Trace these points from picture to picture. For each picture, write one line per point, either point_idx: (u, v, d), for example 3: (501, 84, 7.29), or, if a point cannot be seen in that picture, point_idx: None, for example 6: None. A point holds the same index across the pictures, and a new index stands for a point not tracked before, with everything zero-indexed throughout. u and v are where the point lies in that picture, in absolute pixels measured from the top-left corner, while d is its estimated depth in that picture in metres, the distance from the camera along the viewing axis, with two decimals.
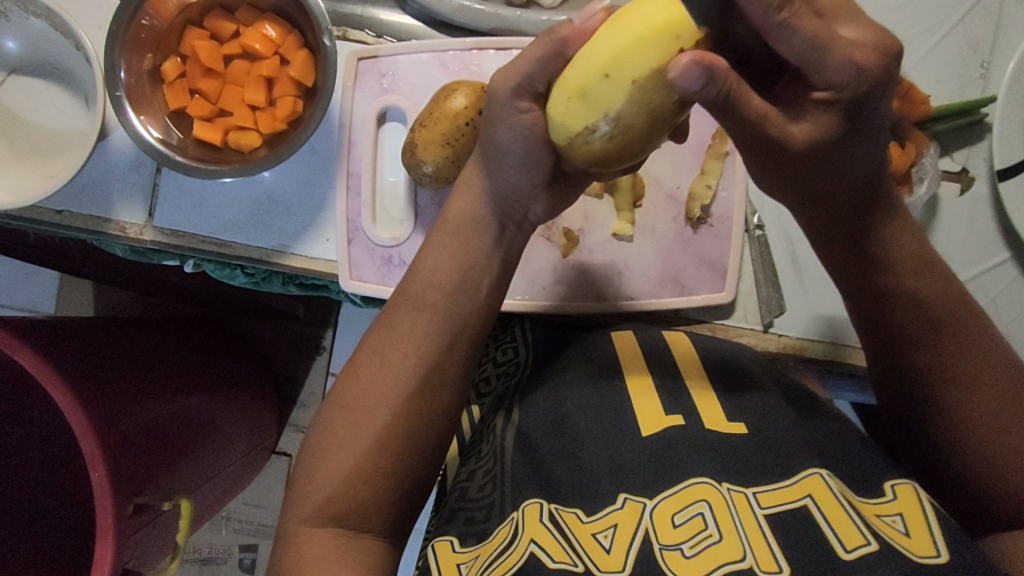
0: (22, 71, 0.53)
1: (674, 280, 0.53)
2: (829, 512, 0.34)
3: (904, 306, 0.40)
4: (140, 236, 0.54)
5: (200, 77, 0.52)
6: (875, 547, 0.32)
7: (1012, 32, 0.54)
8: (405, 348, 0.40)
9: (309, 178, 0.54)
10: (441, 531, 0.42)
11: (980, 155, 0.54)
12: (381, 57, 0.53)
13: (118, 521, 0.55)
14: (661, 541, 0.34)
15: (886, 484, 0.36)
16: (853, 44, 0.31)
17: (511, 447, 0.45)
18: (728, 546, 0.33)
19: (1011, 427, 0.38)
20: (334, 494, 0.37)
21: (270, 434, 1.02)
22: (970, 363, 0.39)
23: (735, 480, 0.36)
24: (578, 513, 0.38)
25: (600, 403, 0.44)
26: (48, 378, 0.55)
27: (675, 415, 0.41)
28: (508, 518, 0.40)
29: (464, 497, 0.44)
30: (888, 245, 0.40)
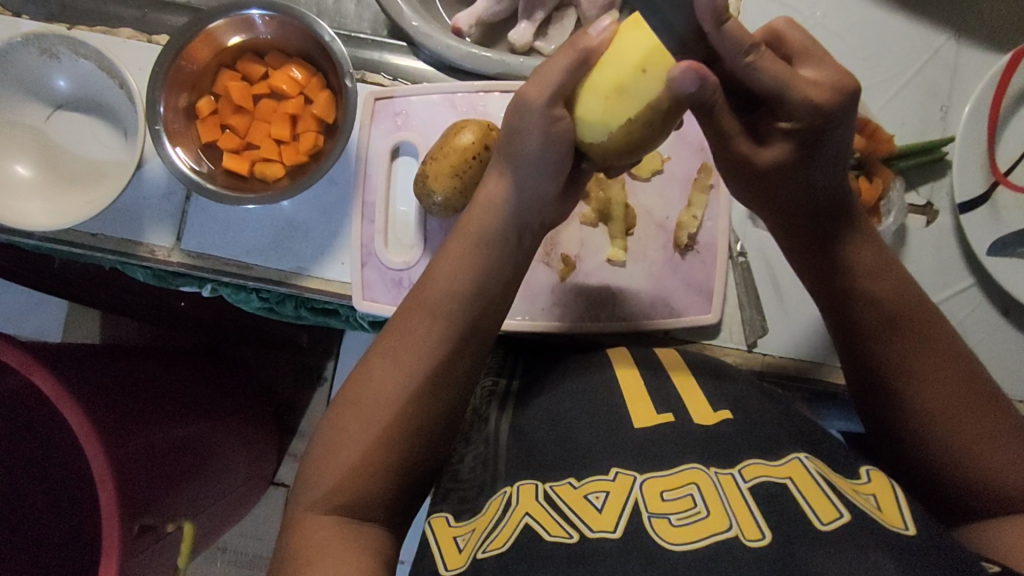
0: (69, 107, 0.58)
1: (664, 302, 0.58)
2: (806, 490, 0.39)
3: (862, 305, 0.45)
4: (168, 259, 0.58)
5: (230, 114, 0.57)
6: (848, 517, 0.37)
7: (968, 80, 0.60)
8: (418, 355, 0.44)
9: (326, 207, 0.58)
10: (438, 508, 0.48)
11: (943, 190, 0.59)
12: (395, 98, 0.58)
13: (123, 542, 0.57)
14: (650, 509, 0.39)
15: (862, 469, 0.42)
16: (803, 83, 0.38)
17: (503, 440, 0.50)
18: (715, 519, 0.38)
19: (965, 417, 0.42)
20: (339, 484, 0.41)
21: (271, 462, 1.04)
22: (926, 359, 0.43)
23: (720, 465, 0.42)
24: (570, 482, 0.43)
25: (586, 392, 0.50)
26: (64, 400, 0.58)
27: (666, 414, 0.47)
28: (500, 491, 0.45)
29: (458, 479, 0.50)
30: (847, 250, 0.46)
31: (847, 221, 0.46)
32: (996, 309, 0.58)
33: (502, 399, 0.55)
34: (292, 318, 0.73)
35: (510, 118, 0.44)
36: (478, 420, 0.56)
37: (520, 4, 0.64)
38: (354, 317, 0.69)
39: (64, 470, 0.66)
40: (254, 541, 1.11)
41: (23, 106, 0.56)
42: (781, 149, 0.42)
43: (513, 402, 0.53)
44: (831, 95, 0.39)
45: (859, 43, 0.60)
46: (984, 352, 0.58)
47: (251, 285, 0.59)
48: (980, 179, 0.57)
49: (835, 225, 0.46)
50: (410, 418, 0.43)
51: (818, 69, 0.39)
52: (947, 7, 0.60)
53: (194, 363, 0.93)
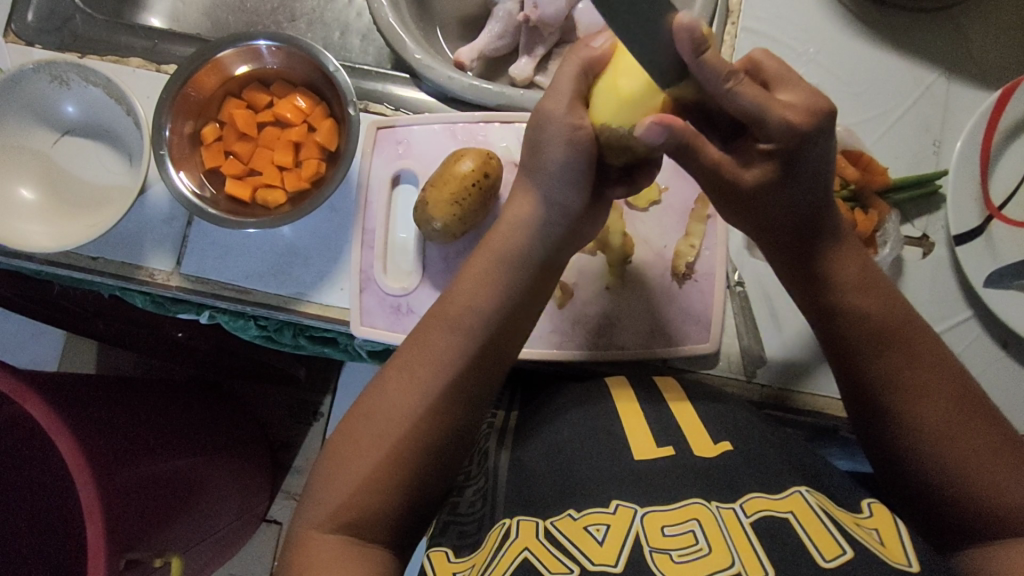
0: (75, 133, 0.59)
1: (663, 332, 0.58)
2: (809, 525, 0.39)
3: (849, 322, 0.46)
4: (167, 282, 0.58)
5: (235, 141, 0.58)
6: (851, 554, 0.38)
7: (959, 115, 0.61)
8: (423, 390, 0.45)
9: (325, 233, 0.59)
10: (436, 541, 0.48)
11: (939, 222, 0.60)
12: (397, 127, 0.59)
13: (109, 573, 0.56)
14: (652, 544, 0.40)
15: (863, 501, 0.43)
16: (783, 107, 0.39)
17: (504, 476, 0.50)
18: (717, 557, 0.38)
19: (957, 437, 0.42)
20: (349, 502, 0.42)
21: (263, 497, 1.02)
22: (915, 375, 0.44)
23: (722, 498, 0.42)
24: (570, 514, 0.43)
25: (587, 424, 0.50)
26: (56, 427, 0.58)
27: (667, 447, 0.47)
28: (498, 523, 0.45)
29: (456, 512, 0.49)
30: (833, 266, 0.47)
31: (830, 238, 0.47)
32: (995, 342, 0.58)
33: (505, 435, 0.54)
34: (290, 346, 0.73)
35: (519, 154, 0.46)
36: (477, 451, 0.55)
37: (520, 40, 0.66)
38: (352, 346, 0.69)
39: (52, 501, 0.65)
40: None
41: (30, 131, 0.57)
42: (763, 170, 0.43)
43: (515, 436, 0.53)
44: (808, 117, 0.40)
45: (850, 79, 0.61)
46: (986, 383, 0.58)
47: (250, 310, 0.59)
48: (975, 212, 0.57)
49: (820, 241, 0.46)
50: (408, 433, 0.43)
51: (794, 98, 0.40)
52: (935, 46, 0.62)
53: (188, 393, 0.92)
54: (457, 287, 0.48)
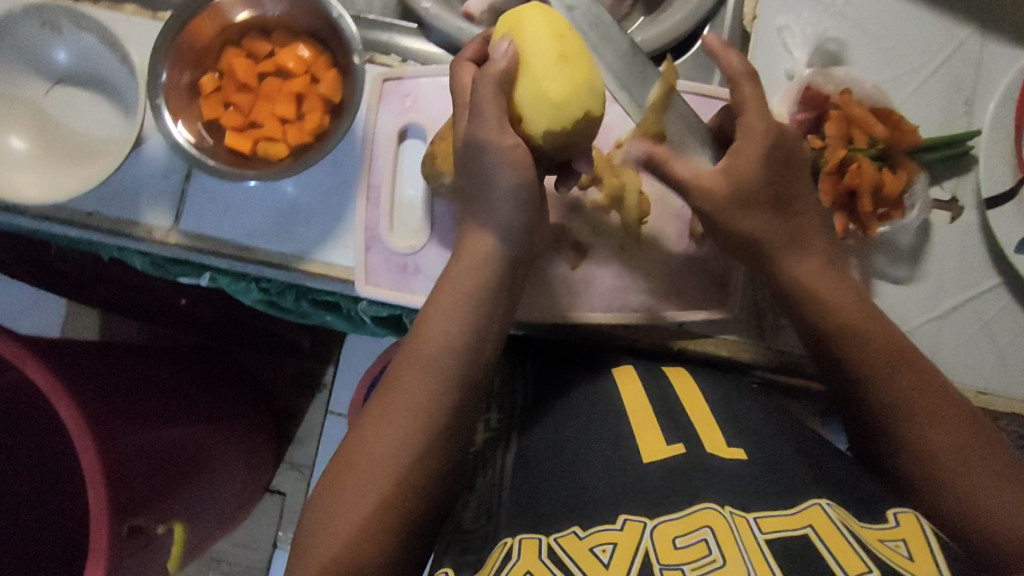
0: (68, 82, 0.56)
1: (678, 297, 0.56)
2: (829, 542, 0.38)
3: (858, 350, 0.46)
4: (165, 239, 0.56)
5: (234, 92, 0.56)
6: (876, 574, 0.36)
7: (993, 73, 0.58)
8: (412, 413, 0.44)
9: (330, 189, 0.56)
10: (438, 562, 0.46)
11: (969, 185, 0.57)
12: (404, 79, 0.57)
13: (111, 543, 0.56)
14: (662, 561, 0.39)
15: (889, 512, 0.41)
16: None
17: (508, 480, 0.49)
18: (732, 568, 0.37)
19: (972, 464, 0.42)
20: (338, 551, 0.40)
21: (267, 469, 1.01)
22: (920, 401, 0.44)
23: (737, 506, 0.41)
24: (575, 531, 0.42)
25: (600, 421, 0.50)
26: (56, 391, 0.56)
27: (677, 444, 0.46)
28: (500, 542, 0.44)
29: (460, 528, 0.48)
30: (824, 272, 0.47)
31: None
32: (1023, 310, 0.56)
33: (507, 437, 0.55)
34: (293, 310, 0.71)
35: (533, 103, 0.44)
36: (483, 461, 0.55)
37: None
38: (356, 310, 0.67)
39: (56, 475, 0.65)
40: (249, 551, 1.08)
41: (22, 80, 0.55)
42: None
43: (518, 434, 0.54)
44: None
45: (881, 33, 0.58)
46: (1013, 353, 0.56)
47: (252, 268, 0.57)
48: (1007, 175, 0.55)
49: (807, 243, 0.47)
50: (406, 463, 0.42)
51: None
52: None
53: (189, 362, 0.91)
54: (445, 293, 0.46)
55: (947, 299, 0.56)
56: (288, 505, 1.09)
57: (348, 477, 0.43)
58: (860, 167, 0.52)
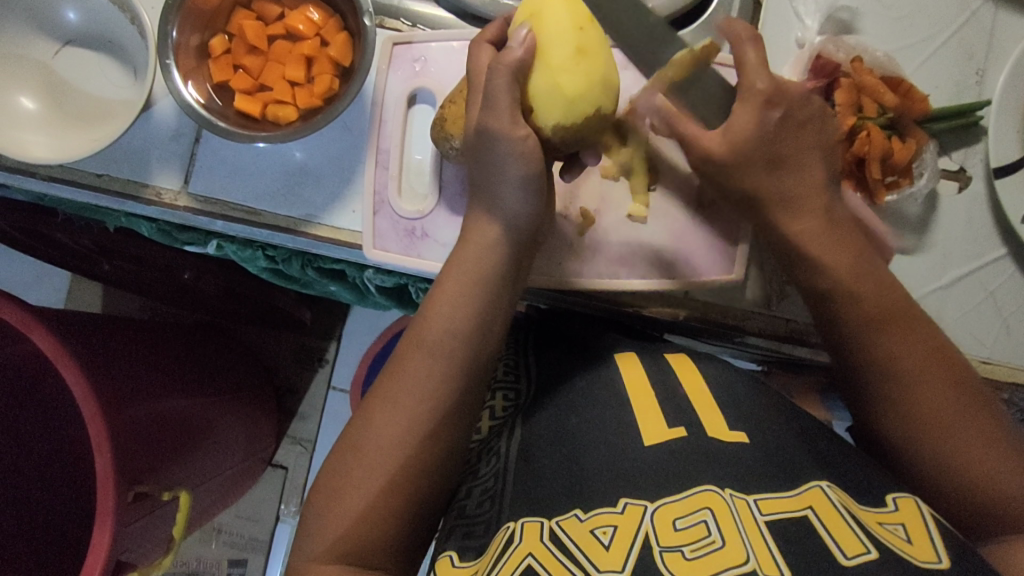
0: (76, 43, 0.56)
1: (684, 266, 0.56)
2: (829, 523, 0.39)
3: (845, 305, 0.46)
4: (174, 202, 0.56)
5: (244, 54, 0.55)
6: (874, 555, 0.37)
7: (1005, 43, 0.58)
8: (421, 394, 0.44)
9: (338, 153, 0.56)
10: (443, 547, 0.47)
11: (977, 155, 0.57)
12: (414, 43, 0.56)
13: (118, 506, 0.56)
14: (662, 543, 0.40)
15: (888, 496, 0.42)
16: None
17: (514, 466, 0.50)
18: (732, 550, 0.38)
19: (953, 421, 0.43)
20: (346, 534, 0.41)
21: (269, 443, 1.02)
22: (909, 358, 0.44)
23: (737, 489, 0.42)
24: (576, 514, 0.43)
25: (604, 415, 0.50)
26: (61, 357, 0.57)
27: (679, 428, 0.47)
28: (503, 527, 0.45)
29: (464, 514, 0.48)
30: (841, 250, 0.47)
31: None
32: None
33: (511, 424, 0.55)
34: (300, 279, 0.72)
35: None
36: (487, 448, 0.55)
37: None
38: (362, 280, 0.68)
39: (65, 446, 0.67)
40: (252, 524, 1.09)
41: (30, 40, 0.55)
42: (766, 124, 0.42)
43: (521, 420, 0.54)
44: None
45: (894, 2, 0.58)
46: (1016, 324, 0.56)
47: (260, 232, 0.57)
48: (1016, 144, 0.55)
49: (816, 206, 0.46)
50: (413, 443, 0.43)
51: None
52: None
53: (192, 335, 0.91)
54: (452, 273, 0.47)
55: (953, 270, 0.56)
56: (291, 478, 1.09)
57: (358, 438, 0.44)
58: (869, 136, 0.52)
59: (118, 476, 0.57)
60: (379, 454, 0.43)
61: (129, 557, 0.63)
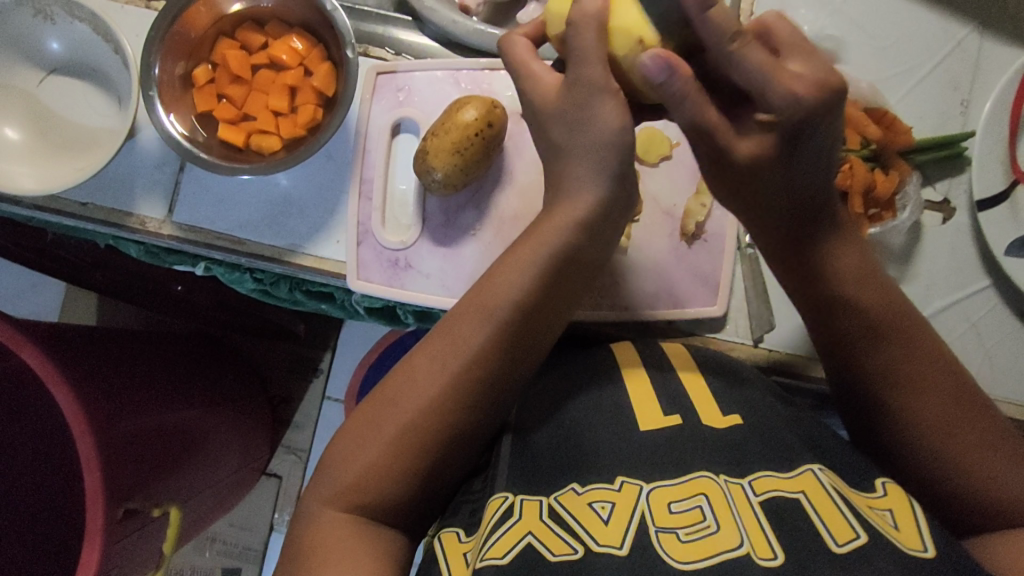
0: (61, 72, 0.56)
1: (668, 293, 0.56)
2: (821, 507, 0.39)
3: (849, 316, 0.45)
4: (159, 231, 0.57)
5: (228, 83, 0.55)
6: (864, 539, 0.37)
7: (990, 74, 0.58)
8: None
9: (324, 182, 0.56)
10: (447, 523, 0.45)
11: (961, 186, 0.57)
12: (398, 73, 0.57)
13: (106, 524, 0.56)
14: (658, 524, 0.39)
15: (876, 480, 0.42)
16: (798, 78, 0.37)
17: (508, 450, 0.47)
18: (725, 535, 0.38)
19: (954, 429, 0.42)
20: (346, 490, 0.40)
21: (261, 453, 1.02)
22: (911, 368, 0.43)
23: (732, 473, 0.42)
24: (572, 488, 0.42)
25: (601, 397, 0.48)
26: (51, 375, 0.57)
27: (674, 415, 0.46)
28: (499, 494, 0.43)
29: (468, 492, 0.47)
30: (832, 261, 0.45)
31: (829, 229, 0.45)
32: (1012, 312, 0.57)
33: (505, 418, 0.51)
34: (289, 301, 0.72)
35: (527, 97, 0.43)
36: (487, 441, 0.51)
37: None
38: (350, 302, 0.68)
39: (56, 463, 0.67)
40: (246, 533, 1.09)
41: (14, 69, 0.55)
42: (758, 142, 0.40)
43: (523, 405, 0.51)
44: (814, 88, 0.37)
45: (878, 31, 0.58)
46: (999, 354, 0.56)
47: (245, 261, 0.57)
48: (999, 177, 0.55)
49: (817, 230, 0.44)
50: None
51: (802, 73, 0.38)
52: None
53: (181, 347, 0.91)
54: None
55: (936, 300, 0.56)
56: (284, 488, 1.09)
57: None
58: (852, 168, 0.53)
59: (106, 494, 0.56)
60: None
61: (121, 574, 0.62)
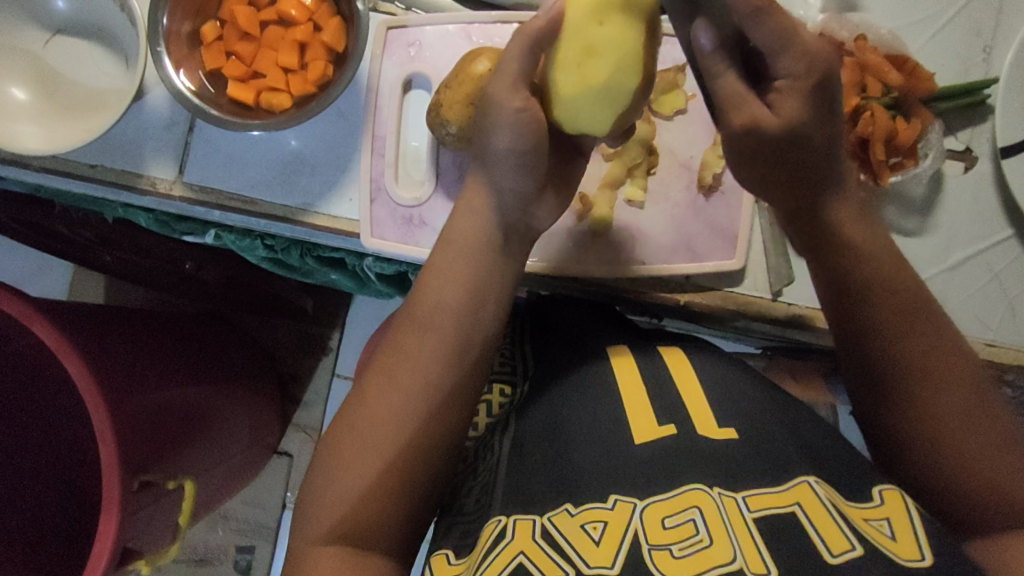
0: (67, 32, 0.55)
1: (686, 247, 0.55)
2: (816, 521, 0.38)
3: (880, 297, 0.45)
4: (170, 192, 0.56)
5: (236, 41, 0.55)
6: (861, 551, 0.37)
7: (1013, 19, 0.56)
8: (419, 386, 0.44)
9: (335, 140, 0.56)
10: (439, 544, 0.49)
11: (984, 135, 0.56)
12: (409, 27, 0.56)
13: (124, 495, 0.55)
14: (651, 542, 0.40)
15: (875, 489, 0.42)
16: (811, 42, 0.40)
17: (506, 458, 0.50)
18: (718, 550, 0.38)
19: (972, 422, 0.42)
20: (344, 516, 0.42)
21: (271, 431, 1.01)
22: (936, 356, 0.44)
23: (726, 487, 0.41)
24: (567, 509, 0.43)
25: (598, 415, 0.49)
26: (64, 349, 0.56)
27: (669, 426, 0.46)
28: (494, 519, 0.45)
29: (461, 512, 0.50)
30: (852, 239, 0.46)
31: (833, 196, 0.46)
32: None
33: (506, 421, 0.54)
34: (300, 269, 0.72)
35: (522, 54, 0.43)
36: (484, 446, 0.55)
37: None
38: (361, 267, 0.67)
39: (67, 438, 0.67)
40: (257, 511, 1.10)
41: (19, 29, 0.54)
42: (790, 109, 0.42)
43: (515, 418, 0.53)
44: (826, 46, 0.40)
45: None
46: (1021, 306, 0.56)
47: (257, 221, 0.56)
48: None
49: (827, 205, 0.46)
50: (402, 446, 0.43)
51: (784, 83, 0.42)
52: None
53: (190, 326, 0.90)
54: (448, 245, 0.47)
55: (956, 252, 0.55)
56: (295, 465, 1.10)
57: (355, 437, 0.44)
58: (873, 115, 0.52)
59: (122, 466, 0.56)
60: (371, 460, 0.43)
61: (135, 546, 0.62)
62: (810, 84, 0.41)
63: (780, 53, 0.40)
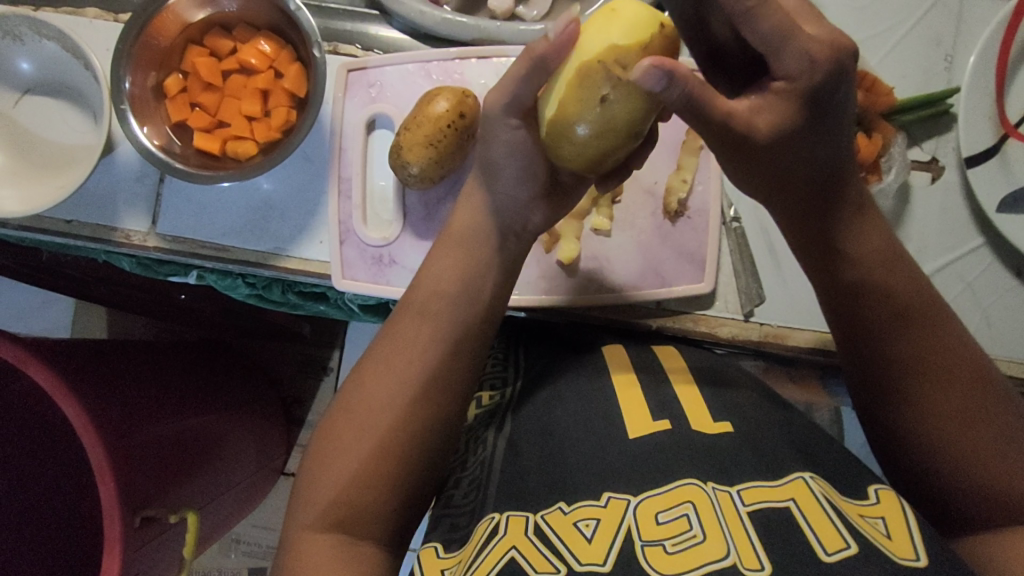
0: (36, 91, 0.56)
1: (655, 272, 0.56)
2: (811, 516, 0.38)
3: (875, 301, 0.45)
4: (144, 243, 0.57)
5: (200, 91, 0.56)
6: (855, 550, 0.36)
7: (974, 26, 0.56)
8: (401, 424, 0.43)
9: (302, 185, 0.56)
10: (428, 538, 0.48)
11: (949, 144, 0.56)
12: (368, 69, 0.56)
13: (125, 534, 0.56)
14: (644, 537, 0.39)
15: (870, 489, 0.41)
16: (812, 39, 0.36)
17: (501, 457, 0.49)
18: (712, 545, 0.37)
19: (974, 421, 0.41)
20: (336, 502, 0.41)
21: (278, 453, 1.02)
22: (937, 355, 0.43)
23: (720, 481, 0.41)
24: (560, 507, 0.42)
25: (588, 419, 0.48)
26: (60, 392, 0.57)
27: (663, 421, 0.46)
28: (487, 516, 0.45)
29: (450, 505, 0.50)
30: (853, 241, 0.45)
31: (843, 211, 0.44)
32: (1008, 271, 0.55)
33: (499, 416, 0.54)
34: (285, 305, 0.72)
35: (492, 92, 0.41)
36: (474, 438, 0.55)
37: None
38: (343, 301, 0.68)
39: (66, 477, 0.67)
40: (266, 532, 1.11)
41: None
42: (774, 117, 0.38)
43: (510, 416, 0.53)
44: (828, 52, 0.37)
45: None
46: (996, 314, 0.55)
47: (232, 268, 0.57)
48: (989, 131, 0.54)
49: (832, 214, 0.44)
50: (388, 472, 0.42)
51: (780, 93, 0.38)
52: None
53: (190, 356, 0.91)
54: (445, 244, 0.48)
55: (929, 262, 0.55)
56: None
57: None
58: None
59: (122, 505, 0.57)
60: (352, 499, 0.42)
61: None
62: (810, 86, 0.37)
63: (777, 55, 0.37)
